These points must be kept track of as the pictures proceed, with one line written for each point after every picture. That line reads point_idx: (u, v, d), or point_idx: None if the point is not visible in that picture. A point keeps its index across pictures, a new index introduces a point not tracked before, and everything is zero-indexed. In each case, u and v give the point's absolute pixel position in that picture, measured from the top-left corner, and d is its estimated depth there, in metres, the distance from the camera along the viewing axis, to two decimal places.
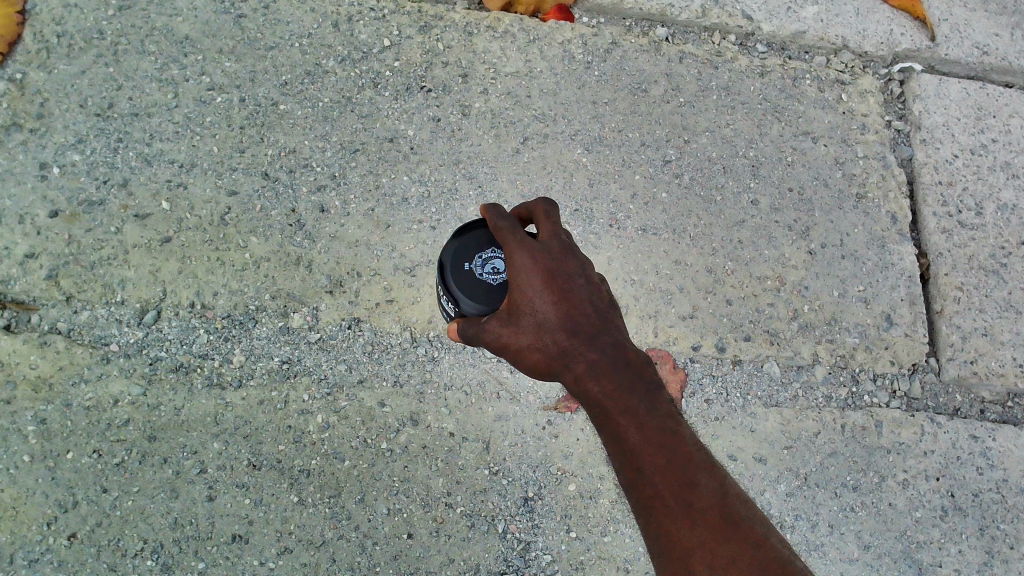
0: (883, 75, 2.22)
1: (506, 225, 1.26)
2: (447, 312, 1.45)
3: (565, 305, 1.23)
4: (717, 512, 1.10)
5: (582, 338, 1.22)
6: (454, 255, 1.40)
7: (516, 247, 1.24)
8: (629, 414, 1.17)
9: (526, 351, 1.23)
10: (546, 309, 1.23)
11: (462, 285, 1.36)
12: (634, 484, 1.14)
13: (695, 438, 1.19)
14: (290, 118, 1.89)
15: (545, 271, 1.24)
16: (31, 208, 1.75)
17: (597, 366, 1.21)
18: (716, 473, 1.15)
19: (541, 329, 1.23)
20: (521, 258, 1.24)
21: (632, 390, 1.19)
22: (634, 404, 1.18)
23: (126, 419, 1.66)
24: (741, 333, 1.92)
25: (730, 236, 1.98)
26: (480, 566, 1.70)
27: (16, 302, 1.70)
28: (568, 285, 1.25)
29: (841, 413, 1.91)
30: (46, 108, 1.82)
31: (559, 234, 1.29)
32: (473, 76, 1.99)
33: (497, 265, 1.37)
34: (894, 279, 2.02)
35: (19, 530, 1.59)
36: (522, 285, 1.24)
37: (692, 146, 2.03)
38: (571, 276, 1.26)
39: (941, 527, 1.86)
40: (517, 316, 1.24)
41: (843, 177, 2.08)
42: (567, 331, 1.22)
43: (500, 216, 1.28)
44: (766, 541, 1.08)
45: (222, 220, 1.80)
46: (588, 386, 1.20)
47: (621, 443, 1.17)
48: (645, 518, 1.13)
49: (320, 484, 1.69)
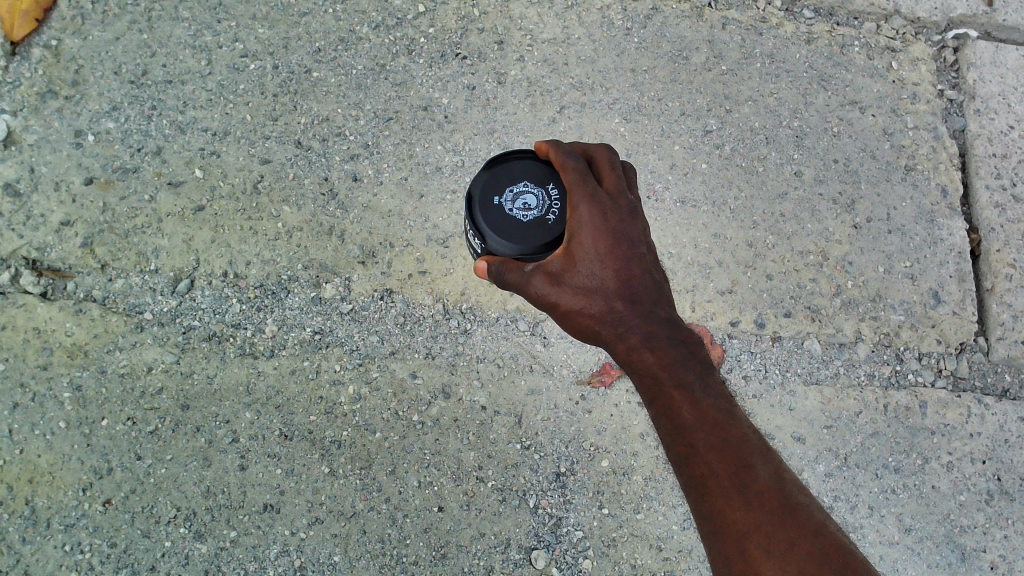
0: (937, 41, 2.11)
1: (574, 172, 1.24)
2: (475, 249, 1.38)
3: (624, 273, 1.21)
4: (774, 496, 1.08)
5: (638, 308, 1.20)
6: (484, 189, 1.31)
7: (581, 202, 1.22)
8: (684, 390, 1.14)
9: (575, 313, 1.21)
10: (604, 275, 1.20)
11: (491, 222, 1.28)
12: (686, 461, 1.11)
13: (749, 421, 1.16)
14: (324, 86, 1.87)
15: (610, 233, 1.21)
16: (67, 175, 1.75)
17: (651, 338, 1.18)
18: (772, 459, 1.12)
19: (598, 294, 1.20)
20: (584, 213, 1.22)
21: (688, 366, 1.16)
22: (689, 380, 1.15)
23: (159, 387, 1.67)
24: (781, 309, 1.87)
25: (772, 209, 1.92)
26: (511, 541, 1.69)
27: (52, 269, 1.71)
28: (630, 251, 1.22)
29: (884, 392, 1.85)
30: (80, 75, 1.81)
31: (626, 193, 1.26)
32: (509, 43, 1.95)
33: (528, 201, 1.27)
34: (943, 255, 1.95)
35: (56, 495, 1.61)
36: (583, 242, 1.21)
37: (734, 116, 1.97)
38: (635, 243, 1.23)
39: (986, 511, 1.81)
40: (570, 276, 1.21)
41: (891, 149, 2.01)
42: (623, 299, 1.20)
43: (566, 157, 1.26)
44: (826, 529, 1.06)
45: (255, 189, 1.79)
46: (641, 357, 1.17)
47: (673, 418, 1.13)
48: (695, 497, 1.10)
49: (351, 455, 1.68)
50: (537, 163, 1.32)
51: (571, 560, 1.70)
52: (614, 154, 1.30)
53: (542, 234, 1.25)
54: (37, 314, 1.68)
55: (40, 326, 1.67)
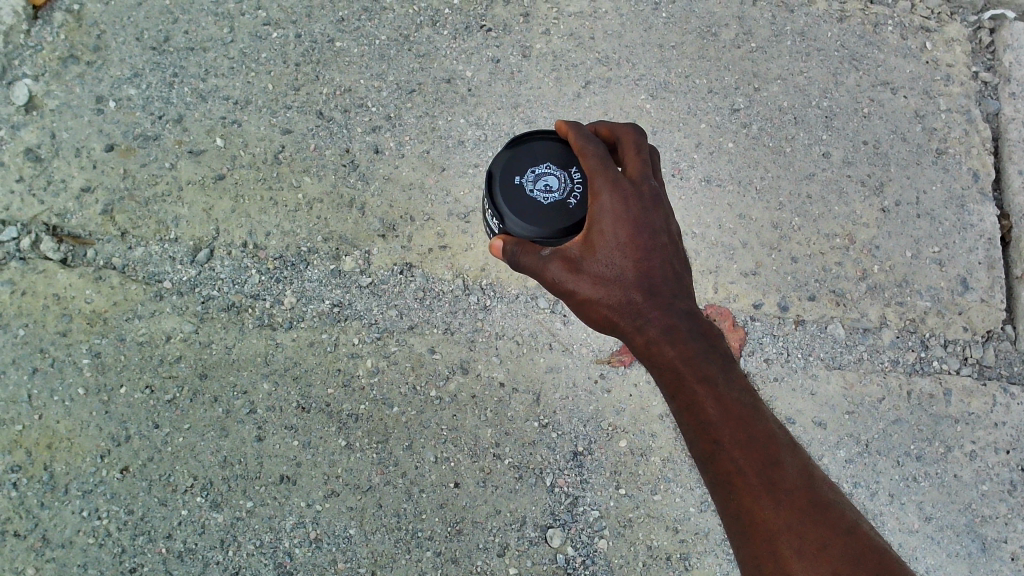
0: (972, 22, 2.06)
1: (596, 156, 1.20)
2: (490, 228, 1.36)
3: (644, 264, 1.18)
4: (803, 494, 1.06)
5: (657, 301, 1.17)
6: (505, 167, 1.28)
7: (603, 189, 1.18)
8: (707, 384, 1.11)
9: (593, 303, 1.18)
10: (623, 265, 1.18)
11: (510, 202, 1.26)
12: (711, 457, 1.09)
13: (773, 415, 1.14)
14: (346, 56, 1.85)
15: (632, 222, 1.18)
16: (88, 141, 1.74)
17: (672, 331, 1.15)
18: (799, 455, 1.11)
19: (616, 284, 1.17)
20: (607, 200, 1.18)
21: (711, 359, 1.13)
22: (713, 374, 1.12)
23: (178, 356, 1.67)
24: (805, 292, 1.84)
25: (799, 190, 1.89)
26: (527, 519, 1.68)
27: (73, 236, 1.70)
28: (652, 241, 1.19)
29: (908, 378, 1.82)
30: (102, 41, 1.79)
31: (649, 179, 1.22)
32: (535, 15, 1.91)
33: (549, 183, 1.26)
34: (973, 241, 1.92)
35: (74, 461, 1.61)
36: (604, 230, 1.18)
37: (762, 94, 1.93)
38: (657, 233, 1.19)
39: (1008, 502, 1.79)
40: (590, 264, 1.18)
41: (922, 132, 1.97)
42: (643, 291, 1.17)
43: (588, 140, 1.21)
44: (858, 528, 1.05)
45: (276, 159, 1.78)
46: (661, 350, 1.15)
47: (696, 414, 1.11)
48: (721, 494, 1.09)
49: (368, 429, 1.68)
50: (561, 144, 1.30)
51: (587, 539, 1.69)
52: (642, 138, 1.25)
53: (563, 217, 1.23)
54: (57, 281, 1.67)
55: (59, 293, 1.67)
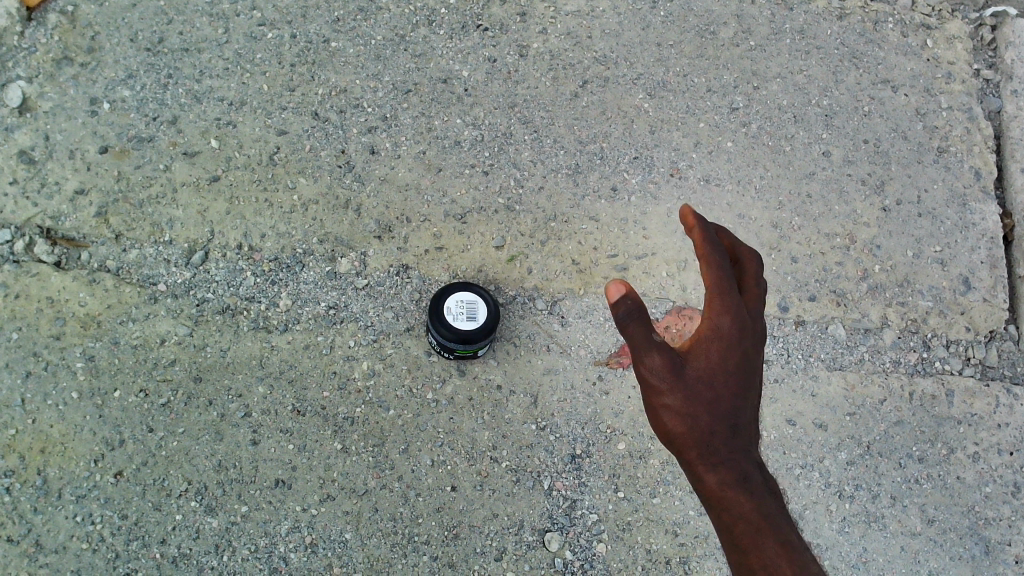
0: (974, 19, 2.04)
1: (722, 267, 1.11)
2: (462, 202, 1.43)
3: (733, 404, 1.12)
4: None
5: (735, 437, 1.12)
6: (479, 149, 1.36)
7: (723, 315, 1.12)
8: (779, 539, 1.05)
9: (666, 414, 1.11)
10: (716, 397, 1.12)
11: None
12: None
13: None
14: (341, 56, 1.84)
15: (734, 370, 1.13)
16: (82, 143, 1.73)
17: (745, 475, 1.10)
18: None
19: (703, 404, 1.11)
20: (723, 322, 1.12)
21: (779, 515, 1.08)
22: (780, 530, 1.06)
23: (172, 359, 1.65)
24: (806, 292, 1.82)
25: (799, 189, 1.87)
26: (524, 522, 1.66)
27: (67, 238, 1.69)
28: (744, 400, 1.13)
29: (909, 379, 1.80)
30: (96, 42, 1.78)
31: (761, 319, 1.16)
32: (532, 15, 1.90)
33: None
34: (975, 240, 1.90)
35: (67, 466, 1.59)
36: (709, 348, 1.12)
37: (761, 93, 1.92)
38: (749, 396, 1.15)
39: (1012, 504, 1.76)
40: (687, 379, 1.11)
41: (923, 130, 1.95)
42: (728, 425, 1.12)
43: (715, 247, 1.12)
44: None
45: (271, 160, 1.76)
46: (729, 489, 1.08)
47: (759, 562, 1.03)
48: None
49: (364, 432, 1.66)
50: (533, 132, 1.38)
51: (585, 543, 1.66)
52: (763, 268, 1.18)
53: None
54: (51, 284, 1.66)
55: (53, 296, 1.65)
